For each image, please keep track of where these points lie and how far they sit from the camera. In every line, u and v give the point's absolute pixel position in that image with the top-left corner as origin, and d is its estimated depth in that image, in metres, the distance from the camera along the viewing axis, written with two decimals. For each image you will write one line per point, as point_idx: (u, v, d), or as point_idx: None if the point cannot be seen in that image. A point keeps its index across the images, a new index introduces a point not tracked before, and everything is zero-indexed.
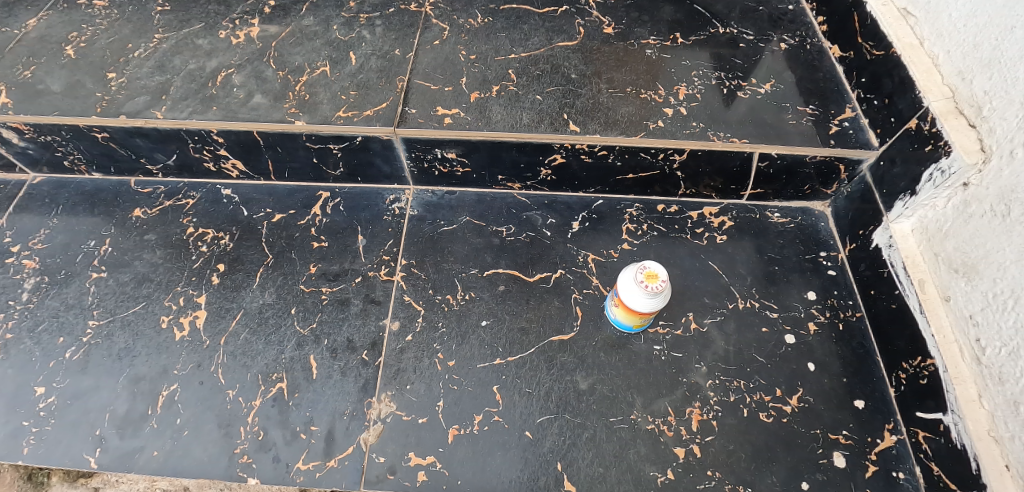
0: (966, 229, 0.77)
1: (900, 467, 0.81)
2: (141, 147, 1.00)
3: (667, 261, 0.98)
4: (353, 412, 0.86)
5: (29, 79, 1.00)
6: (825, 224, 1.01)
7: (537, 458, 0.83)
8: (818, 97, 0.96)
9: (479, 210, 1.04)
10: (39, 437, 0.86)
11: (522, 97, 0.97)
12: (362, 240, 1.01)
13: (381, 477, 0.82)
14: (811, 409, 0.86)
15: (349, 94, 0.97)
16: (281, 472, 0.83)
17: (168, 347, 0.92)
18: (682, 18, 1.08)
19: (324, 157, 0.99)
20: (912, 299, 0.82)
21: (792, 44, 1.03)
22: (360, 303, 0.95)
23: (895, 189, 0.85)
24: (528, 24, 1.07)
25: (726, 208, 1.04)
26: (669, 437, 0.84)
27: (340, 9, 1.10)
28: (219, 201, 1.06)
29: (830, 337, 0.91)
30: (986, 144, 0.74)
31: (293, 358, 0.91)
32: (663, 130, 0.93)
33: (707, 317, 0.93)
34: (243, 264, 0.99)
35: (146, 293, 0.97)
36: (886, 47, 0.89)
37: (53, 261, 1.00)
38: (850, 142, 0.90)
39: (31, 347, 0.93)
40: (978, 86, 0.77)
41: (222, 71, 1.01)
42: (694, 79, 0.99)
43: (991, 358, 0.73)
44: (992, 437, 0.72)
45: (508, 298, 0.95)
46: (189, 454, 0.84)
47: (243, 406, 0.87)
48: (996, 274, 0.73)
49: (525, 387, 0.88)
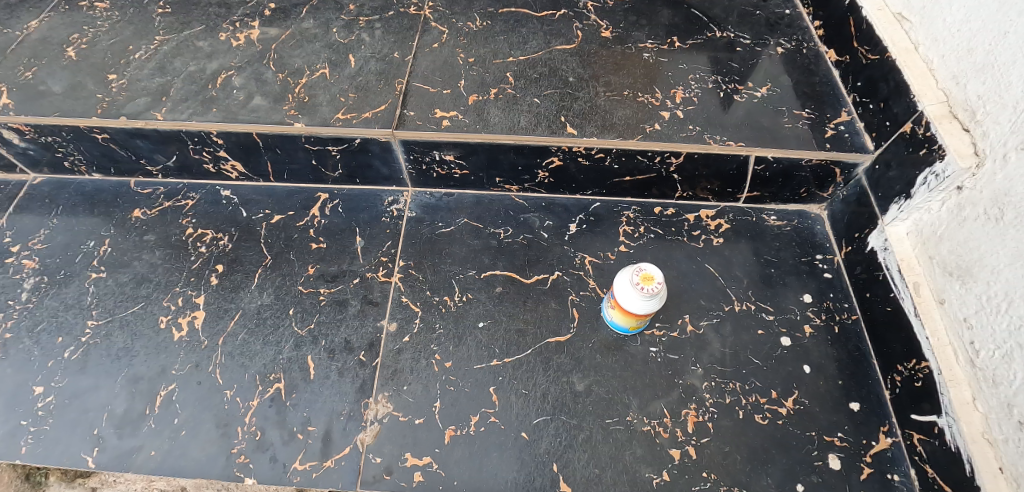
0: (960, 232, 0.77)
1: (895, 469, 0.82)
2: (141, 149, 1.01)
3: (664, 263, 0.99)
4: (350, 413, 0.87)
5: (30, 79, 1.00)
6: (821, 227, 1.02)
7: (533, 459, 0.83)
8: (814, 100, 0.96)
9: (477, 212, 1.05)
10: (37, 436, 0.87)
11: (520, 100, 0.97)
12: (361, 241, 1.01)
13: (377, 477, 0.82)
14: (807, 411, 0.86)
15: (348, 96, 0.98)
16: (277, 473, 0.83)
17: (167, 347, 0.92)
18: (679, 22, 1.08)
19: (323, 159, 1.00)
20: (907, 302, 0.82)
21: (789, 48, 1.04)
22: (358, 303, 0.95)
23: (891, 193, 0.86)
24: (526, 27, 1.08)
25: (723, 211, 1.04)
26: (665, 438, 0.85)
27: (340, 12, 1.11)
28: (219, 202, 1.06)
29: (826, 339, 0.91)
30: (980, 148, 0.75)
31: (291, 358, 0.91)
32: (661, 133, 0.93)
33: (703, 319, 0.94)
34: (242, 264, 1.00)
35: (145, 293, 0.97)
36: (882, 52, 0.89)
37: (53, 261, 1.01)
38: (845, 145, 0.91)
39: (30, 347, 0.93)
40: (972, 91, 0.77)
41: (223, 73, 1.02)
42: (692, 82, 1.00)
43: (985, 361, 0.73)
44: (986, 439, 0.72)
45: (505, 299, 0.96)
46: (187, 454, 0.84)
47: (241, 405, 0.88)
48: (990, 277, 0.73)
49: (522, 388, 0.88)
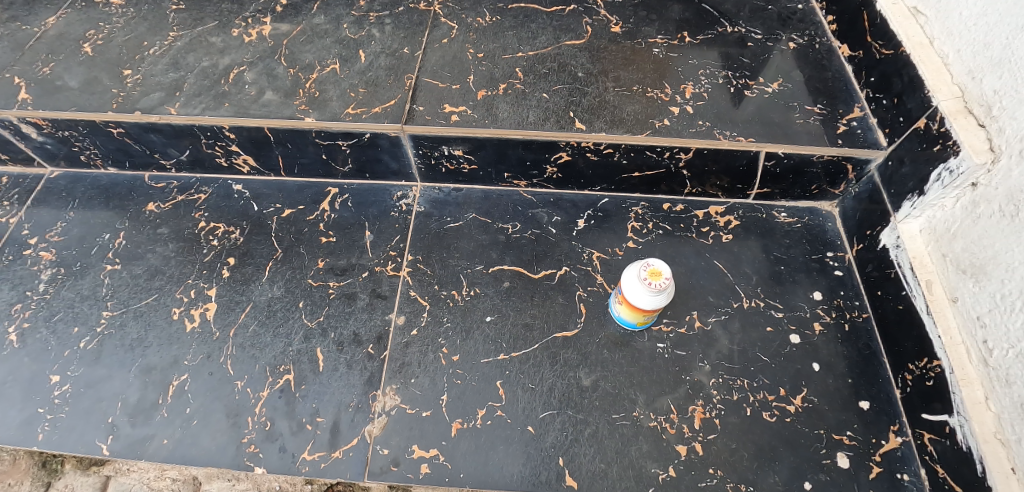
0: (974, 229, 0.76)
1: (904, 469, 0.81)
2: (155, 143, 1.02)
3: (672, 259, 0.98)
4: (358, 405, 0.87)
5: (49, 75, 1.02)
6: (833, 224, 1.00)
7: (539, 453, 0.84)
8: (826, 96, 0.95)
9: (485, 207, 1.05)
10: (53, 424, 0.88)
11: (529, 95, 0.97)
12: (369, 235, 1.02)
13: (385, 469, 0.83)
14: (815, 409, 0.86)
15: (358, 91, 0.98)
16: (286, 462, 0.84)
17: (179, 338, 0.94)
18: (690, 17, 1.08)
19: (333, 153, 1.01)
20: (919, 300, 0.81)
21: (801, 43, 1.02)
22: (367, 297, 0.96)
23: (904, 189, 0.85)
24: (536, 22, 1.08)
25: (732, 207, 1.03)
26: (671, 435, 0.85)
27: (351, 7, 1.11)
28: (231, 196, 1.08)
29: (836, 337, 0.91)
30: (995, 144, 0.74)
31: (300, 350, 0.92)
32: (670, 129, 0.93)
33: (712, 315, 0.93)
34: (254, 257, 1.01)
35: (158, 285, 0.99)
36: (896, 46, 0.88)
37: (70, 253, 1.03)
38: (857, 141, 0.90)
39: (47, 337, 0.95)
40: (988, 85, 0.76)
41: (235, 68, 1.03)
42: (702, 77, 0.99)
43: (998, 360, 0.72)
44: (998, 440, 0.71)
45: (512, 294, 0.96)
46: (197, 443, 0.86)
47: (251, 396, 0.89)
48: (1004, 275, 0.72)
49: (528, 382, 0.88)
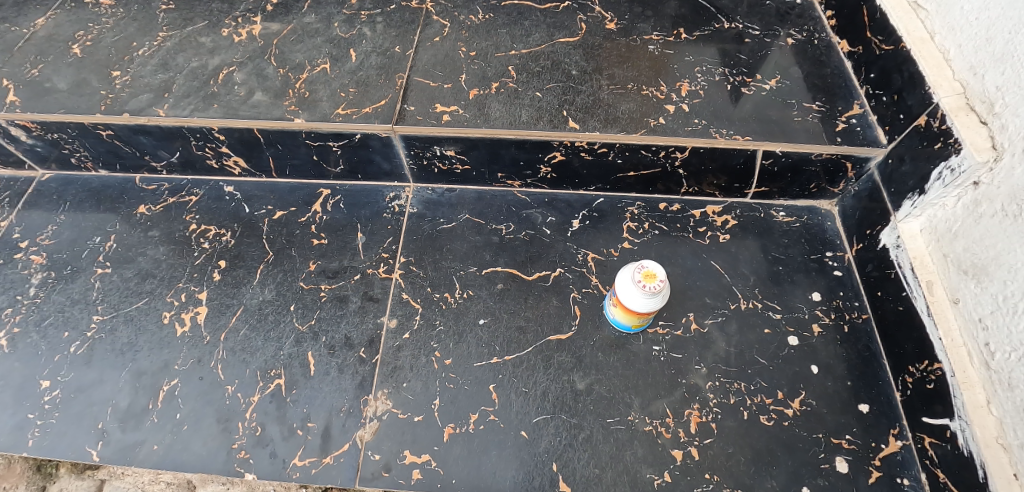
0: (976, 229, 0.75)
1: (904, 473, 0.80)
2: (145, 145, 1.01)
3: (668, 260, 0.97)
4: (349, 409, 0.86)
5: (37, 77, 1.01)
6: (832, 224, 0.99)
7: (533, 458, 0.82)
8: (826, 92, 0.93)
9: (478, 208, 1.04)
10: (44, 429, 0.88)
11: (522, 94, 0.96)
12: (362, 237, 1.01)
13: (377, 474, 0.82)
14: (814, 412, 0.84)
15: (349, 92, 0.97)
16: (277, 468, 0.83)
17: (169, 342, 0.93)
18: (686, 13, 1.06)
19: (324, 154, 0.99)
20: (920, 301, 0.80)
21: (800, 39, 1.00)
22: (359, 300, 0.95)
23: (904, 188, 0.83)
24: (529, 20, 1.06)
25: (730, 206, 1.02)
26: (667, 439, 0.83)
27: (342, 6, 1.10)
28: (222, 198, 1.07)
29: (835, 339, 0.89)
30: (998, 142, 0.72)
31: (292, 354, 0.91)
32: (665, 127, 0.91)
33: (708, 317, 0.92)
34: (244, 260, 1.00)
35: (149, 289, 0.98)
36: (896, 42, 0.86)
37: (61, 256, 1.02)
38: (857, 139, 0.88)
39: (38, 341, 0.95)
40: (991, 82, 0.74)
41: (225, 68, 1.02)
42: (698, 74, 0.97)
43: (1001, 363, 0.70)
44: (1000, 444, 0.69)
45: (506, 296, 0.95)
46: (188, 448, 0.85)
47: (241, 401, 0.88)
48: (1006, 276, 0.71)
49: (522, 386, 0.87)
